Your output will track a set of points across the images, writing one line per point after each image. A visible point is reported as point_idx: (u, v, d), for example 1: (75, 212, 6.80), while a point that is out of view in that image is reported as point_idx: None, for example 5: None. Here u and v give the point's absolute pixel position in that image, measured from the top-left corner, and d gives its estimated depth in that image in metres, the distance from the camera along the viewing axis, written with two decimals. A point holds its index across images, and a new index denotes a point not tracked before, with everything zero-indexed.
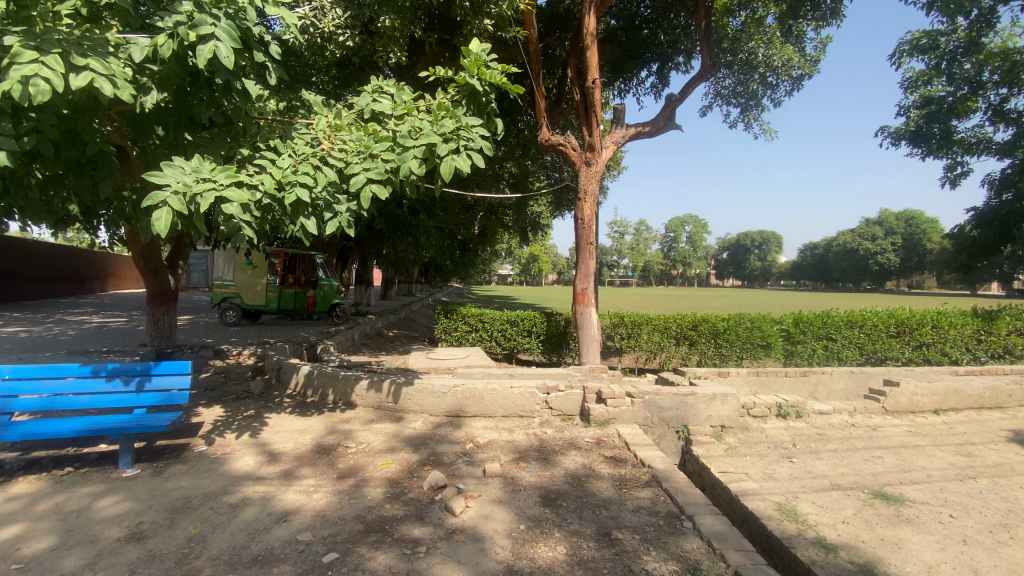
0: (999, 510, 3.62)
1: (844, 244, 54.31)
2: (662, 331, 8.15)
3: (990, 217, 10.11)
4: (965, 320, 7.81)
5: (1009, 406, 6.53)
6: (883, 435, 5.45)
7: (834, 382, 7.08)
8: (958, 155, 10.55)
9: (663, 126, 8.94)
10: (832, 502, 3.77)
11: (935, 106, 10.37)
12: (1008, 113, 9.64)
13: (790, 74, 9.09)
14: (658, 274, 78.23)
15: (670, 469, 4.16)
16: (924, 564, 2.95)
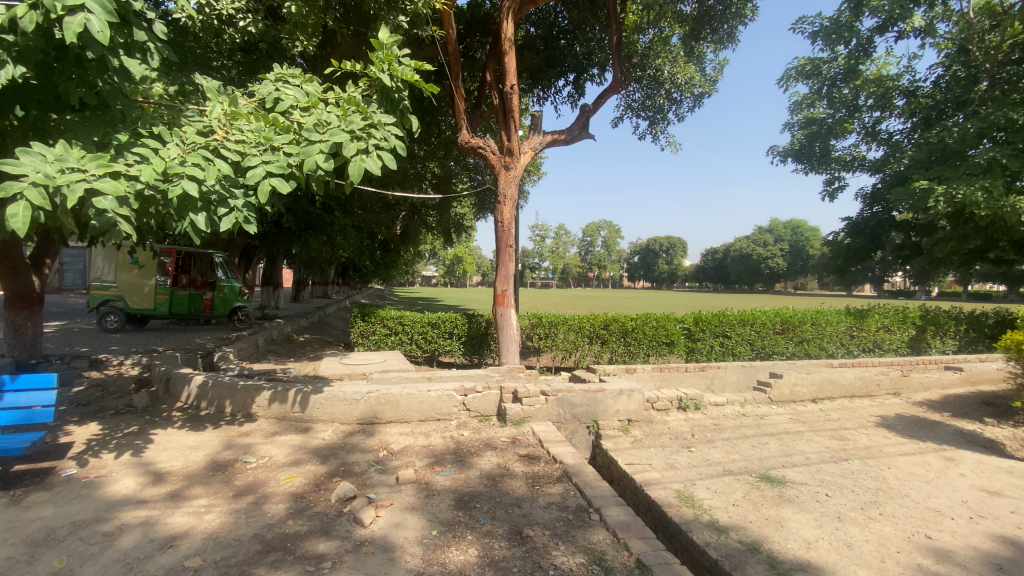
0: (865, 488, 4.06)
1: (741, 250, 59.55)
2: (578, 331, 8.43)
3: (863, 227, 11.56)
4: (838, 318, 8.82)
5: (875, 394, 7.45)
6: (769, 423, 6.03)
7: (727, 376, 7.73)
8: (837, 171, 11.79)
9: (578, 134, 9.28)
10: (724, 487, 4.11)
11: (816, 126, 11.67)
12: (879, 134, 10.96)
13: (692, 92, 9.84)
14: (578, 277, 81.02)
15: (581, 464, 4.31)
16: (803, 540, 3.26)
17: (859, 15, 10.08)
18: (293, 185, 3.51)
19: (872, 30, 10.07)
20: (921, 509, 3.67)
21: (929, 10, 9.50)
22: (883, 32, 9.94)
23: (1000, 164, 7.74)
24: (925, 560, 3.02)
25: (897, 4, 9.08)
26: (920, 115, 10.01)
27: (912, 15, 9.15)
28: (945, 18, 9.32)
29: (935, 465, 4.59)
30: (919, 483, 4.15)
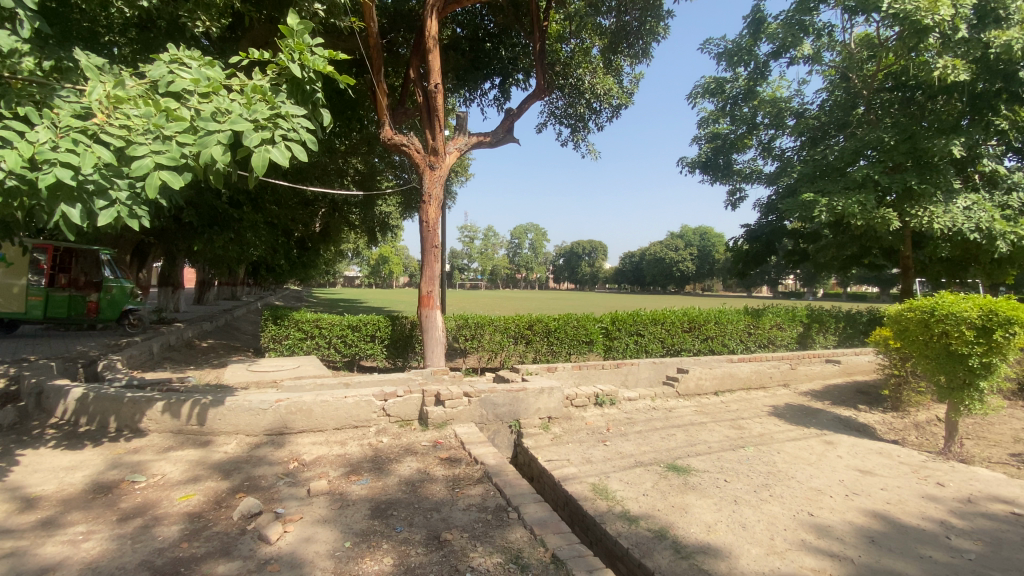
0: (760, 473, 4.44)
1: (656, 253, 63.24)
2: (503, 331, 8.50)
3: (759, 234, 12.70)
4: (738, 318, 9.61)
5: (768, 385, 8.21)
6: (677, 415, 6.46)
7: (641, 372, 8.16)
8: (738, 182, 12.90)
9: (502, 137, 9.36)
10: (635, 478, 4.33)
11: (720, 140, 12.66)
12: (772, 150, 12.10)
13: (611, 103, 10.29)
14: (505, 278, 81.74)
15: (501, 464, 4.35)
16: (704, 524, 3.51)
17: (757, 40, 11.04)
18: (187, 177, 3.23)
19: (768, 55, 11.07)
20: (805, 489, 4.07)
21: (816, 40, 10.58)
22: (777, 57, 10.94)
23: (872, 180, 8.86)
24: (807, 535, 3.35)
25: (789, 33, 10.11)
26: (807, 134, 11.12)
27: (802, 43, 10.15)
28: (829, 48, 10.40)
29: (817, 448, 5.13)
30: (804, 465, 4.61)
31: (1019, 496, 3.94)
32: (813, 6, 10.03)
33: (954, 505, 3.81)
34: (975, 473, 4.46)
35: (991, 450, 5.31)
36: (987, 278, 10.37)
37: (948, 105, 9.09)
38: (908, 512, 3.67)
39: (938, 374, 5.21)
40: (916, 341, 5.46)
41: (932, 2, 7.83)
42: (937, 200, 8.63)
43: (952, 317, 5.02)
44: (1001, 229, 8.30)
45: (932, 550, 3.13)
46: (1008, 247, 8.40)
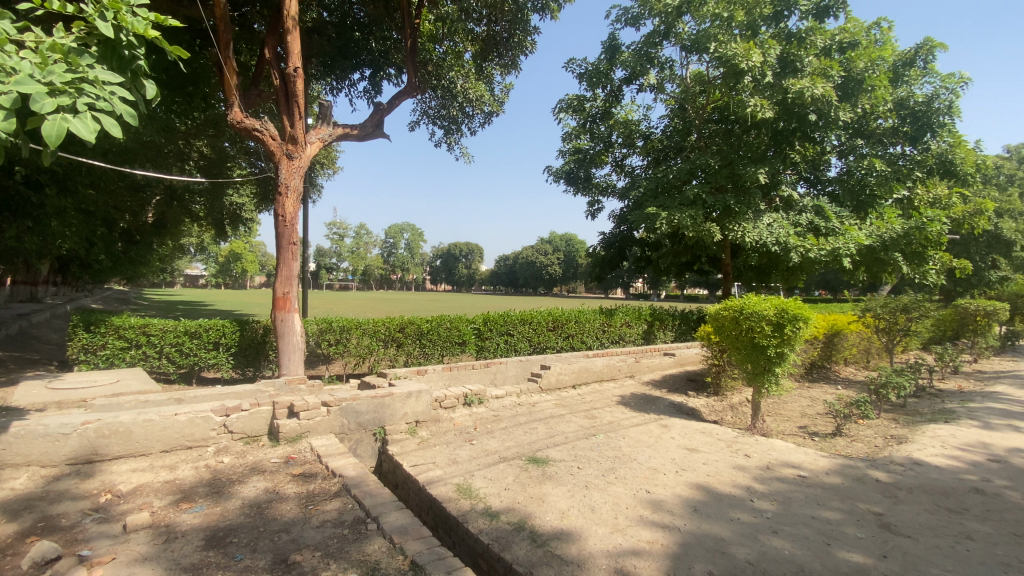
0: (609, 458, 4.88)
1: (527, 257, 66.09)
2: (371, 335, 8.14)
3: (613, 241, 13.98)
4: (594, 317, 10.46)
5: (618, 377, 9.08)
6: (540, 410, 6.83)
7: (508, 370, 8.43)
8: (596, 195, 14.03)
9: (371, 132, 9.00)
10: (498, 474, 4.47)
11: (582, 155, 13.53)
12: (624, 167, 13.44)
13: (482, 109, 10.52)
14: (378, 279, 78.67)
15: (362, 474, 4.18)
16: (559, 511, 3.74)
17: (613, 65, 12.15)
18: None
19: (621, 80, 12.27)
20: (646, 470, 4.57)
21: (660, 72, 11.95)
22: (629, 83, 12.15)
23: (701, 199, 10.34)
24: (645, 511, 3.76)
25: (638, 63, 11.22)
26: (652, 154, 12.59)
27: (647, 73, 11.43)
28: (670, 80, 11.83)
29: (656, 432, 5.79)
30: (645, 448, 5.18)
31: (801, 460, 4.87)
32: (658, 40, 11.35)
33: (757, 472, 4.58)
34: (772, 444, 5.41)
35: (783, 424, 6.49)
36: (783, 282, 12.64)
37: (758, 138, 10.88)
38: (723, 482, 4.32)
39: (746, 363, 6.20)
40: (729, 335, 6.45)
41: (746, 50, 9.31)
42: (748, 217, 10.30)
43: (756, 314, 6.03)
44: (794, 243, 10.12)
45: (739, 512, 3.72)
46: (797, 258, 10.30)
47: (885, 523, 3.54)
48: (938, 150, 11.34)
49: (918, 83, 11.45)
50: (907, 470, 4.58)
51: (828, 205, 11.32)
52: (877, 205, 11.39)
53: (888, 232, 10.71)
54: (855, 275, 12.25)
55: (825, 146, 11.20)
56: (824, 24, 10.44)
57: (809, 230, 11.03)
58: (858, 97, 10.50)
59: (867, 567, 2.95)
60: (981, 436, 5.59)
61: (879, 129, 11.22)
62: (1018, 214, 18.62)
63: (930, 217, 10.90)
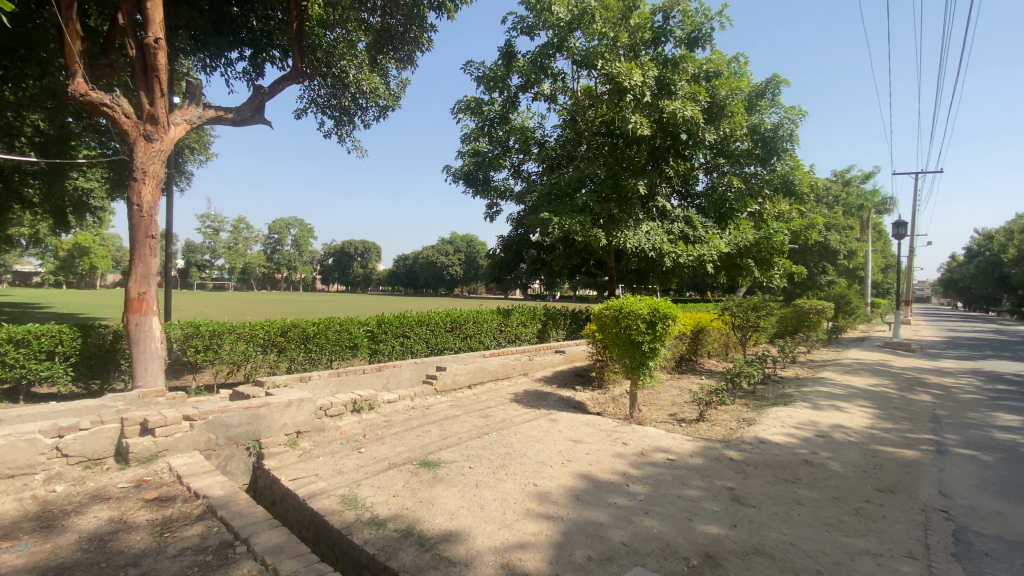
0: (499, 455, 4.97)
1: (427, 257, 65.07)
2: (248, 340, 7.44)
3: (510, 244, 14.31)
4: (491, 318, 10.54)
5: (512, 376, 9.30)
6: (433, 412, 6.76)
7: (402, 373, 8.18)
8: (494, 198, 14.24)
9: (249, 117, 8.23)
10: (386, 481, 4.34)
11: (481, 157, 13.65)
12: (521, 172, 13.79)
13: (376, 102, 10.13)
14: (260, 278, 72.27)
15: (232, 493, 3.81)
16: (448, 512, 3.72)
17: (509, 72, 12.41)
18: None
19: (517, 87, 12.57)
20: (534, 464, 4.72)
21: (553, 83, 12.47)
22: (524, 91, 12.49)
23: (590, 207, 11.00)
24: (532, 503, 3.87)
25: (532, 71, 11.60)
26: (547, 161, 13.09)
27: (541, 82, 11.86)
28: (562, 91, 12.39)
29: (545, 427, 6.03)
30: (534, 443, 5.35)
31: (670, 445, 5.38)
32: (551, 52, 11.80)
33: (633, 458, 4.97)
34: (647, 432, 5.91)
35: (657, 413, 7.12)
36: (659, 284, 13.88)
37: (638, 153, 11.83)
38: (604, 470, 4.61)
39: (624, 358, 6.70)
40: (609, 333, 6.90)
41: (628, 70, 10.09)
42: (629, 225, 11.14)
43: (633, 313, 6.54)
44: (667, 249, 11.16)
45: (617, 497, 3.99)
46: (670, 263, 11.38)
47: (736, 496, 4.03)
48: (783, 172, 13.20)
49: (768, 112, 13.22)
50: (754, 448, 5.27)
51: (696, 216, 12.65)
52: (735, 217, 12.99)
53: (743, 241, 12.28)
54: (717, 279, 13.84)
55: (694, 163, 12.49)
56: (694, 54, 11.59)
57: (680, 237, 12.23)
58: (720, 121, 11.82)
59: (720, 536, 3.33)
60: (810, 415, 6.63)
61: (737, 150, 12.74)
62: (841, 229, 22.35)
63: (775, 229, 12.67)
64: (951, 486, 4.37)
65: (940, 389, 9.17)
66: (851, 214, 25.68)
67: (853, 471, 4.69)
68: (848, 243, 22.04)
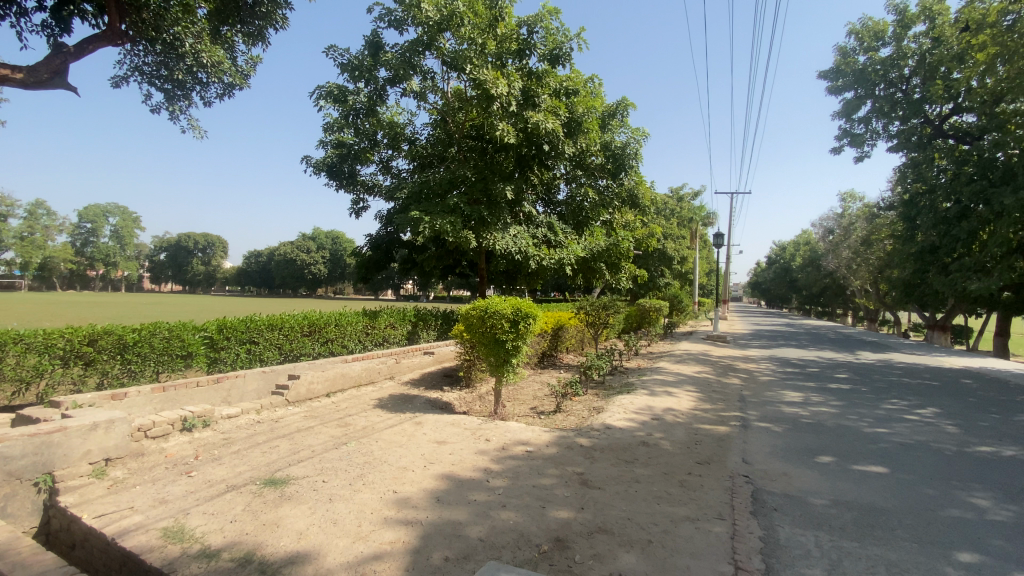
0: (357, 465, 4.73)
1: (284, 254, 59.87)
2: (41, 351, 5.97)
3: (379, 242, 13.74)
4: (356, 319, 9.85)
5: (376, 380, 8.96)
6: (283, 425, 6.21)
7: (247, 384, 7.37)
8: (361, 192, 13.54)
9: (46, 80, 6.72)
10: (222, 506, 3.87)
11: (345, 149, 12.75)
12: (390, 167, 13.35)
13: (219, 78, 8.97)
14: (65, 275, 59.77)
15: (7, 542, 3.07)
16: (295, 531, 3.43)
17: (377, 63, 11.92)
18: None
19: (385, 80, 12.13)
20: (394, 469, 4.58)
21: (422, 80, 12.28)
22: (392, 85, 12.12)
23: (460, 209, 11.08)
24: (390, 510, 3.73)
25: (401, 66, 11.29)
26: (417, 160, 12.87)
27: (411, 79, 11.59)
28: (432, 90, 12.26)
29: (408, 431, 5.91)
30: (395, 449, 5.21)
31: (529, 438, 5.65)
32: (420, 50, 11.64)
33: (494, 453, 5.11)
34: (508, 427, 6.12)
35: (519, 408, 7.42)
36: (526, 285, 14.49)
37: (505, 159, 12.20)
38: (465, 468, 4.65)
39: (488, 356, 6.86)
40: (474, 332, 7.00)
41: (494, 78, 10.41)
42: (498, 228, 11.43)
43: (497, 313, 6.74)
44: (532, 253, 11.70)
45: (477, 493, 4.05)
46: (534, 265, 11.96)
47: (585, 480, 4.37)
48: (629, 186, 14.62)
49: (618, 131, 14.56)
50: (602, 434, 5.78)
51: (558, 222, 13.48)
52: (590, 225, 14.12)
53: (597, 247, 13.40)
54: (575, 280, 14.94)
55: (556, 173, 13.30)
56: (556, 70, 12.34)
57: (543, 241, 12.94)
58: (579, 136, 12.68)
59: (570, 520, 3.58)
60: (648, 401, 7.49)
61: (593, 164, 13.81)
62: (676, 238, 25.71)
63: (622, 236, 14.05)
64: (751, 454, 5.27)
65: (745, 373, 11.05)
66: (684, 226, 29.67)
67: (680, 448, 5.40)
68: (681, 251, 25.47)
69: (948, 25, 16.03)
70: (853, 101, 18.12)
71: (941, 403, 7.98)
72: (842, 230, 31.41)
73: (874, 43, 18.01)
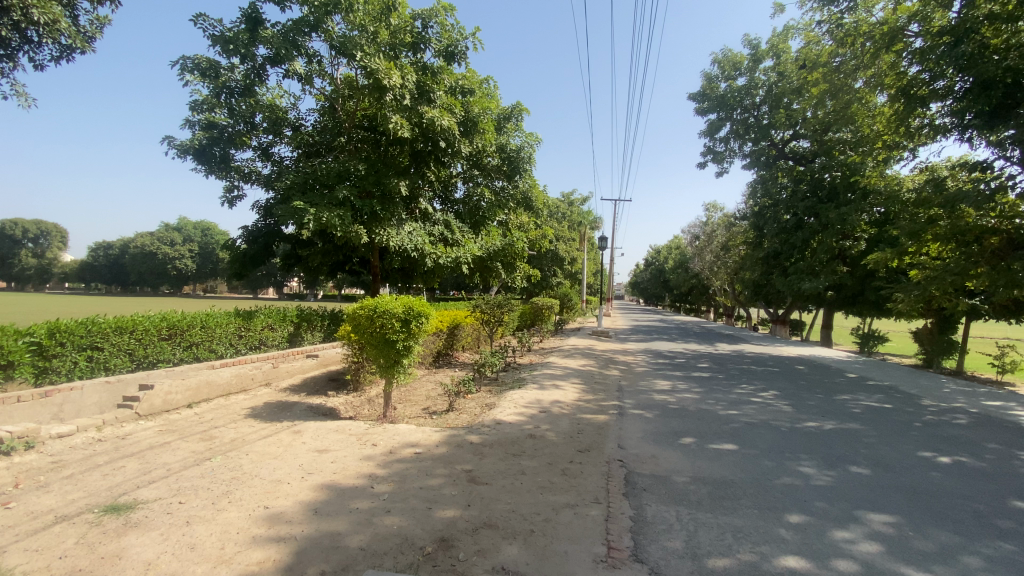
0: (222, 481, 4.28)
1: (141, 246, 52.34)
2: None
3: (258, 235, 12.52)
4: (227, 320, 8.87)
5: (249, 388, 8.24)
6: (132, 442, 5.44)
7: (85, 398, 6.32)
8: (235, 179, 12.23)
9: None
10: (49, 540, 3.28)
11: (216, 131, 11.40)
12: (270, 154, 12.27)
13: (56, 39, 7.54)
14: None
15: None
16: (145, 562, 3.02)
17: (255, 39, 10.89)
18: None
19: (264, 58, 11.11)
20: (266, 484, 4.22)
21: (308, 63, 11.48)
22: (273, 65, 11.16)
23: (351, 202, 10.50)
24: (260, 528, 3.44)
25: (283, 45, 10.42)
26: (303, 148, 11.90)
27: (294, 60, 10.76)
28: (319, 75, 11.51)
29: (285, 440, 5.49)
30: (268, 461, 4.80)
31: (418, 439, 5.55)
32: (306, 31, 10.89)
33: (380, 458, 4.94)
34: (397, 429, 5.95)
35: (410, 409, 7.27)
36: (422, 283, 14.18)
37: (400, 154, 11.89)
38: (348, 475, 4.44)
39: (378, 358, 6.62)
40: (362, 333, 6.70)
41: (387, 68, 10.00)
42: (392, 223, 11.11)
43: (386, 312, 6.51)
44: (428, 250, 11.52)
45: (359, 501, 3.88)
46: (430, 263, 11.77)
47: (472, 477, 4.41)
48: (525, 188, 14.92)
49: (513, 135, 14.80)
50: (491, 430, 5.87)
51: (455, 221, 13.41)
52: (487, 224, 14.26)
53: (493, 246, 13.55)
54: (472, 279, 14.96)
55: (452, 171, 13.23)
56: (451, 67, 12.26)
57: (440, 239, 12.76)
58: (474, 136, 12.76)
59: (455, 518, 3.58)
60: (537, 395, 7.76)
61: (489, 164, 13.95)
62: (567, 240, 27.02)
63: (517, 236, 14.37)
64: (626, 440, 5.71)
65: (625, 365, 11.94)
66: (573, 229, 31.26)
67: (564, 438, 5.67)
68: (571, 252, 26.81)
69: (790, 62, 18.71)
70: (715, 123, 20.44)
71: (779, 386, 9.34)
72: (706, 236, 35.31)
73: (733, 73, 20.49)
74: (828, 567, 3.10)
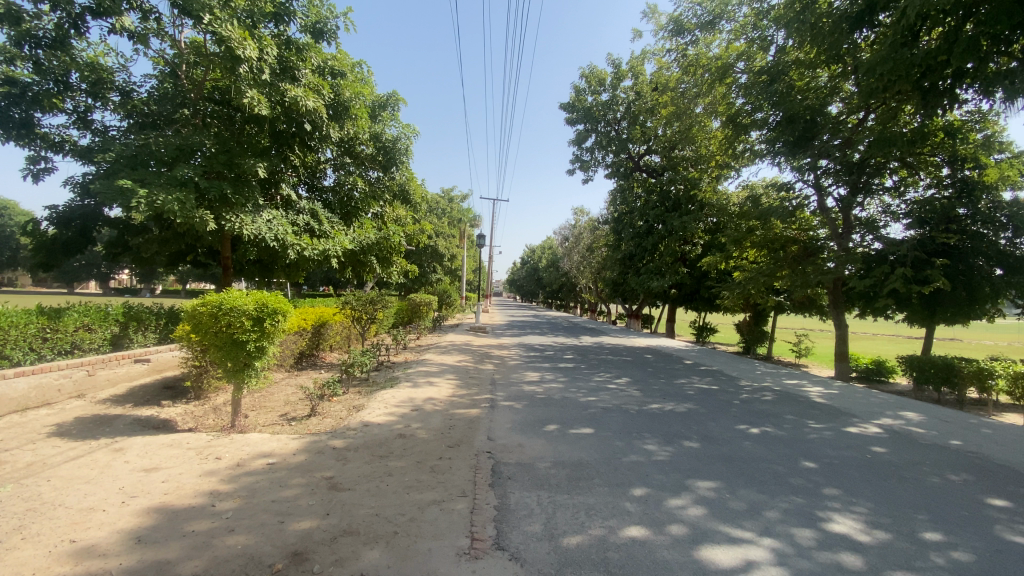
0: (10, 515, 3.49)
1: None
2: None
3: (72, 218, 10.38)
4: (26, 320, 7.15)
5: (54, 401, 6.86)
6: None
7: None
8: (41, 149, 10.06)
9: None
10: None
11: (16, 89, 9.19)
12: (91, 122, 10.30)
13: None
14: None
15: None
16: None
17: None
18: None
19: (83, 7, 9.25)
20: (74, 513, 3.55)
21: (143, 20, 9.83)
22: (96, 17, 9.33)
23: (195, 182, 9.21)
24: (64, 566, 2.87)
25: None
26: (135, 117, 10.12)
27: (122, 14, 9.11)
28: (157, 35, 9.92)
29: (103, 461, 4.67)
30: (78, 486, 4.04)
31: (272, 448, 5.11)
32: None
33: (226, 472, 4.44)
34: (247, 440, 5.41)
35: (265, 416, 6.67)
36: (284, 276, 13.03)
37: (259, 133, 10.77)
38: (183, 495, 3.92)
39: (225, 361, 5.93)
40: (206, 333, 5.95)
41: (241, 38, 8.85)
42: (246, 210, 10.03)
43: (235, 310, 5.85)
44: (290, 241, 10.58)
45: (197, 522, 3.45)
46: (293, 255, 10.83)
47: (333, 484, 4.18)
48: (401, 180, 14.47)
49: (388, 124, 14.22)
50: (357, 433, 5.62)
51: (322, 210, 12.54)
52: (359, 216, 13.57)
53: (365, 240, 12.93)
54: (343, 273, 14.13)
55: (320, 156, 12.33)
56: (319, 45, 11.45)
57: (305, 230, 11.82)
58: (345, 121, 12.05)
59: (311, 529, 3.36)
60: (409, 393, 7.62)
61: (362, 153, 13.30)
62: (445, 236, 26.97)
63: (392, 230, 13.87)
64: (495, 432, 5.88)
65: (498, 358, 12.31)
66: (453, 225, 31.25)
67: (433, 435, 5.66)
68: (450, 248, 26.83)
69: (646, 84, 20.76)
70: (582, 132, 21.91)
71: (632, 374, 10.37)
72: (574, 238, 37.88)
73: (598, 88, 22.15)
74: (663, 532, 3.52)
